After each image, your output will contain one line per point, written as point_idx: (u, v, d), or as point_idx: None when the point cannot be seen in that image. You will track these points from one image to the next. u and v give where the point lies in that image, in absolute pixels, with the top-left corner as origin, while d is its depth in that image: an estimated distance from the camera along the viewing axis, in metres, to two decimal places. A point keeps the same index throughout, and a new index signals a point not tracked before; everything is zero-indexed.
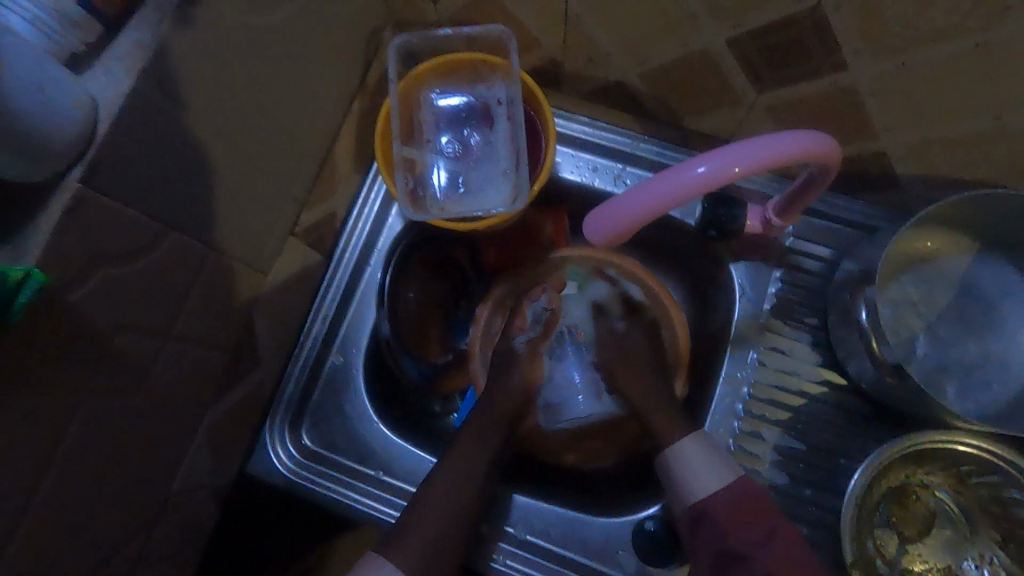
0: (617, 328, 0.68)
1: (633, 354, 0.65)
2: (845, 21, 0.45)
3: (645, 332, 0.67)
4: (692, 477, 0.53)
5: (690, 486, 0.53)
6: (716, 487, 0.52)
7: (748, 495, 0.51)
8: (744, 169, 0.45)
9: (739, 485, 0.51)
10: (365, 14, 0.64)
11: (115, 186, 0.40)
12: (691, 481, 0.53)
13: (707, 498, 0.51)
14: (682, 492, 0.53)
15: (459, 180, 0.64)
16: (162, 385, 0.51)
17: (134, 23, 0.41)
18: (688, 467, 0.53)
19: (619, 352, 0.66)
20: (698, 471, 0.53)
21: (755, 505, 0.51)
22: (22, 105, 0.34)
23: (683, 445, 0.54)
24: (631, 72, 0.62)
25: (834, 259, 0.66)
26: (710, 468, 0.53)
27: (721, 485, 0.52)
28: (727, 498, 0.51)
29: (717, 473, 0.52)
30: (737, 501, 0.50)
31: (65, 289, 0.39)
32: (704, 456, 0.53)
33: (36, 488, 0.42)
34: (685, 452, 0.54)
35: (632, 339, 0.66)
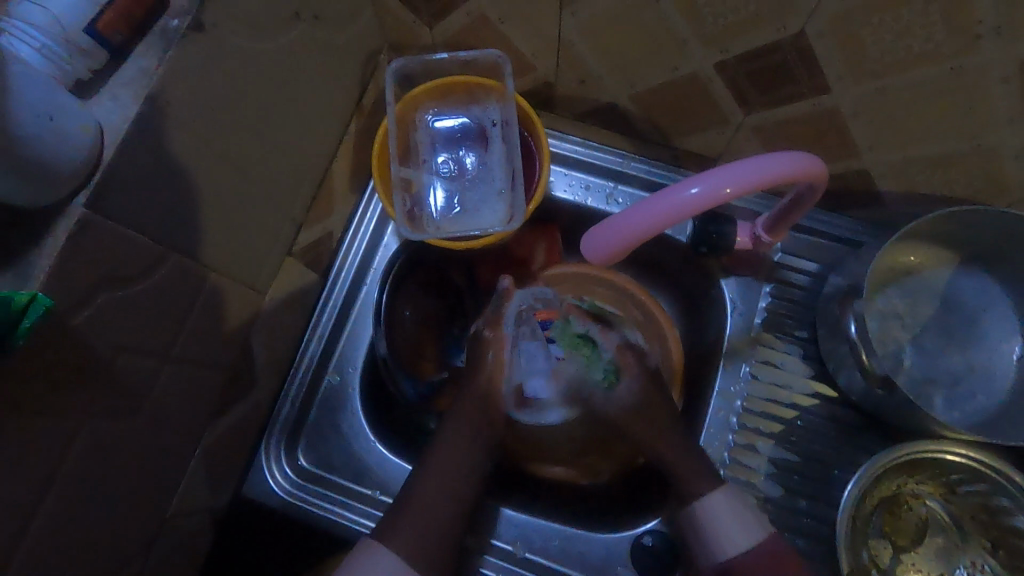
0: (621, 397, 0.62)
1: (646, 407, 0.61)
2: (828, 47, 0.47)
3: (651, 386, 0.62)
4: (722, 533, 0.52)
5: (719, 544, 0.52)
6: (746, 545, 0.51)
7: (776, 556, 0.51)
8: (735, 189, 0.46)
9: (768, 545, 0.51)
10: (362, 38, 0.65)
11: (119, 210, 0.40)
12: (720, 538, 0.52)
13: (738, 558, 0.51)
14: (711, 549, 0.53)
15: (456, 200, 0.65)
16: (159, 406, 0.51)
17: (138, 51, 0.42)
18: (718, 522, 0.53)
19: (629, 407, 0.62)
20: (728, 528, 0.52)
21: (783, 564, 0.51)
22: (30, 131, 0.35)
23: (712, 499, 0.54)
24: (622, 94, 0.64)
25: (822, 273, 0.68)
26: (741, 524, 0.52)
27: (750, 543, 0.51)
28: (757, 558, 0.51)
29: (747, 531, 0.52)
30: (765, 562, 0.50)
31: (68, 311, 0.39)
32: (733, 516, 0.53)
33: (33, 514, 0.41)
34: (714, 506, 0.53)
35: (642, 398, 0.62)
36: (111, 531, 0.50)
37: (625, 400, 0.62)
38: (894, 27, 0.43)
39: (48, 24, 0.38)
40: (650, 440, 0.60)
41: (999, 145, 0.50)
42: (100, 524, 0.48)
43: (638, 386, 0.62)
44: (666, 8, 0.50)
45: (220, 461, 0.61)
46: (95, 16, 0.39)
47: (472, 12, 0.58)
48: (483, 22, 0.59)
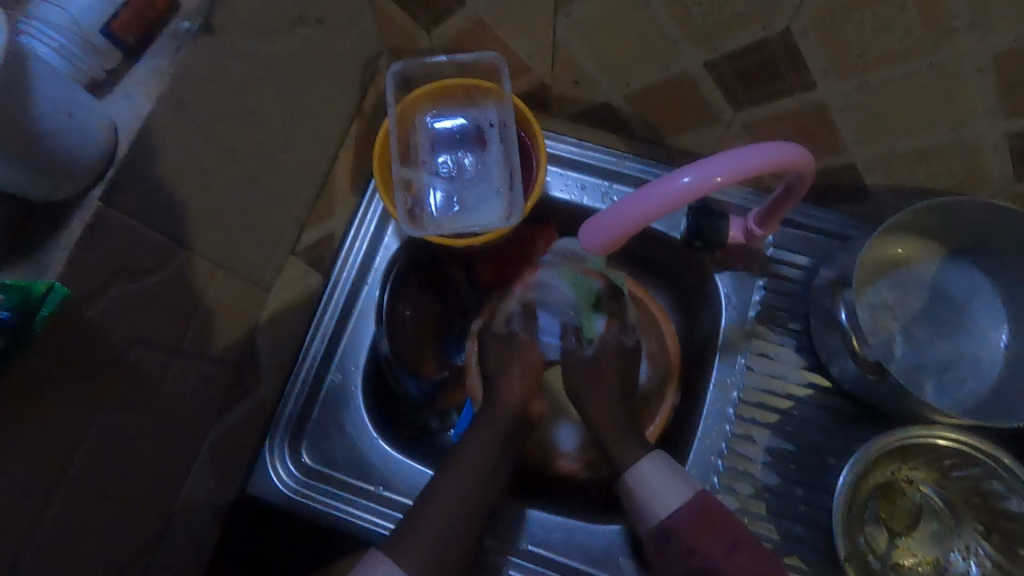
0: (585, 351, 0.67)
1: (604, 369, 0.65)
2: (812, 45, 0.49)
3: (617, 356, 0.66)
4: (654, 497, 0.54)
5: (651, 508, 0.54)
6: (677, 503, 0.53)
7: (705, 512, 0.52)
8: (725, 178, 0.47)
9: (697, 499, 0.53)
10: (363, 43, 0.67)
11: (131, 206, 0.42)
12: (652, 502, 0.54)
13: (670, 517, 0.52)
14: (646, 514, 0.54)
15: (454, 199, 0.66)
16: (168, 400, 0.52)
17: (151, 50, 0.43)
18: (647, 486, 0.54)
19: (588, 363, 0.65)
20: (658, 491, 0.54)
21: (715, 518, 0.52)
22: (51, 126, 0.36)
23: (640, 468, 0.55)
24: (616, 94, 0.66)
25: (812, 267, 0.70)
26: (668, 486, 0.54)
27: (680, 500, 0.53)
28: (687, 517, 0.52)
29: (674, 488, 0.54)
30: (696, 520, 0.52)
31: (83, 303, 0.40)
32: (662, 476, 0.54)
33: (47, 504, 0.42)
34: (642, 472, 0.55)
35: (601, 358, 0.66)
36: (118, 524, 0.50)
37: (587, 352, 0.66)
38: (874, 23, 0.45)
39: (64, 24, 0.40)
40: (602, 405, 0.62)
41: (978, 137, 0.52)
42: (108, 516, 0.49)
43: (606, 349, 0.66)
44: (656, 8, 0.52)
45: (225, 458, 0.62)
46: (110, 18, 0.41)
47: (470, 16, 0.60)
48: (480, 27, 0.61)
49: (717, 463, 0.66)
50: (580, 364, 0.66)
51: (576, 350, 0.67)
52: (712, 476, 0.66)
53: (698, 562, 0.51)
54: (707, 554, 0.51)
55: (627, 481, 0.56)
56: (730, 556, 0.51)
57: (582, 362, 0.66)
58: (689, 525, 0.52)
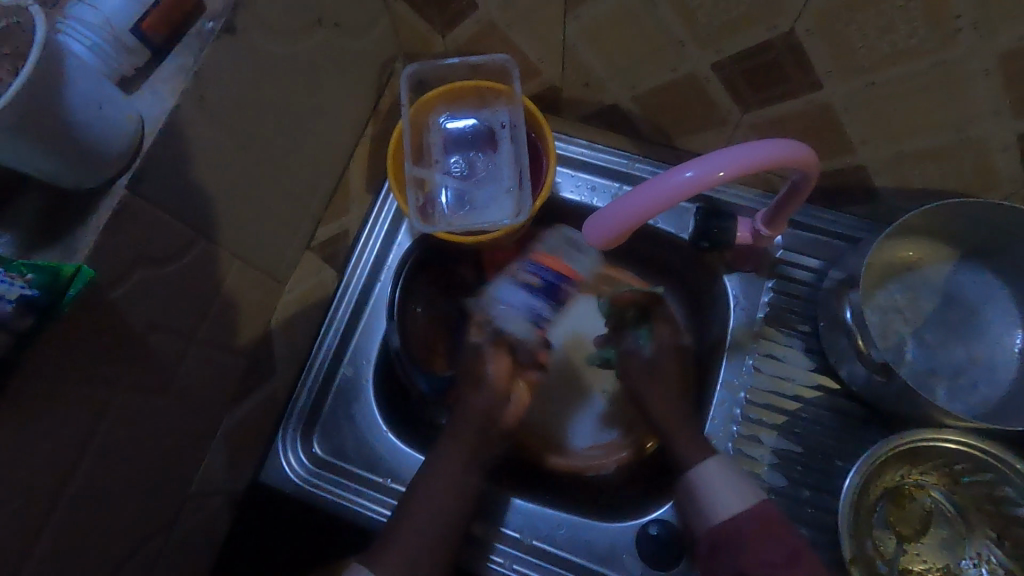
0: (645, 352, 0.66)
1: (665, 370, 0.65)
2: (817, 46, 0.50)
3: (674, 355, 0.66)
4: (715, 499, 0.52)
5: (711, 509, 0.52)
6: (739, 509, 0.51)
7: (768, 518, 0.50)
8: (727, 173, 0.48)
9: (758, 508, 0.51)
10: (379, 46, 0.69)
11: (154, 195, 0.44)
12: (714, 504, 0.52)
13: (729, 521, 0.51)
14: (706, 516, 0.52)
15: (465, 197, 0.68)
16: (185, 384, 0.54)
17: (178, 49, 0.46)
18: (712, 486, 0.53)
19: (650, 367, 0.65)
20: (720, 494, 0.52)
21: (777, 528, 0.50)
22: (84, 117, 0.39)
23: (705, 469, 0.54)
24: (624, 96, 0.67)
25: (823, 269, 0.70)
26: (732, 491, 0.52)
27: (742, 507, 0.51)
28: (750, 522, 0.50)
29: (738, 496, 0.52)
30: (758, 527, 0.50)
31: (108, 286, 0.42)
32: (727, 481, 0.53)
33: (70, 477, 0.45)
34: (708, 472, 0.54)
35: (661, 359, 0.65)
36: (135, 502, 0.52)
37: (646, 355, 0.66)
38: (878, 24, 0.46)
39: (97, 23, 0.42)
40: (658, 400, 0.63)
41: (987, 138, 0.52)
42: (124, 494, 0.51)
43: (666, 351, 0.66)
44: (663, 11, 0.53)
45: (239, 446, 0.64)
46: (140, 18, 0.43)
47: (482, 20, 0.62)
48: (492, 30, 0.63)
49: None
50: (642, 368, 0.65)
51: (637, 352, 0.67)
52: None
53: (754, 567, 0.48)
54: (762, 560, 0.48)
55: (689, 482, 0.55)
56: (789, 567, 0.48)
57: (643, 363, 0.65)
58: (752, 528, 0.50)
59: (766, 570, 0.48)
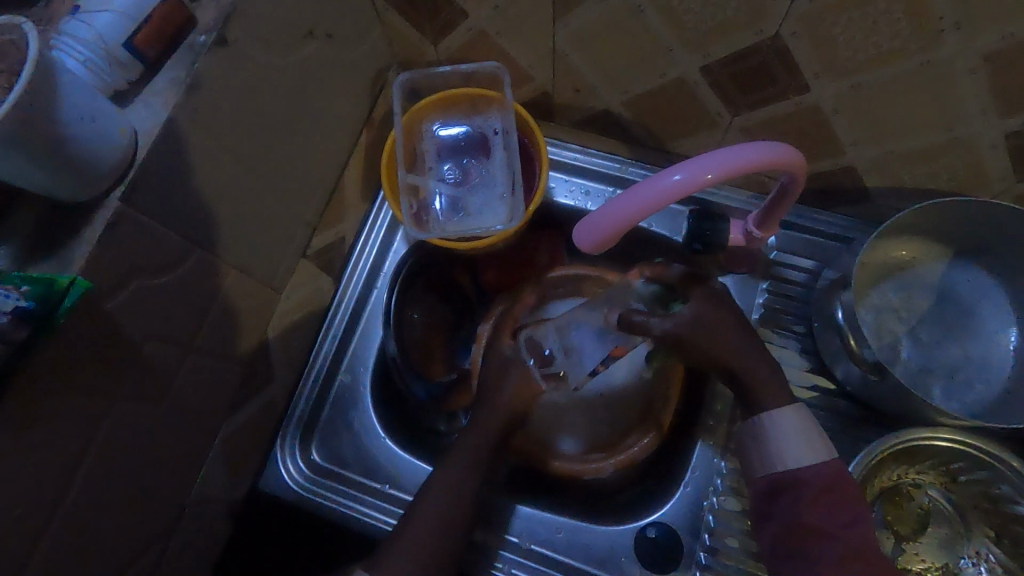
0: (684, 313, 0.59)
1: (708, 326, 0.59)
2: (804, 48, 0.50)
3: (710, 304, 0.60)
4: (786, 449, 0.51)
5: (781, 458, 0.51)
6: (812, 462, 0.50)
7: (838, 477, 0.49)
8: (715, 176, 0.49)
9: (830, 466, 0.49)
10: (373, 55, 0.70)
11: (149, 206, 0.44)
12: (787, 454, 0.51)
13: (797, 472, 0.50)
14: (776, 464, 0.51)
15: (460, 203, 0.68)
16: (183, 392, 0.54)
17: (171, 63, 0.46)
18: (784, 436, 0.52)
19: (694, 324, 0.59)
20: (792, 445, 0.51)
21: (844, 488, 0.49)
22: (78, 131, 0.39)
23: (779, 416, 0.53)
24: (615, 101, 0.67)
25: (817, 270, 0.70)
26: (806, 444, 0.51)
27: (813, 462, 0.50)
28: (818, 477, 0.49)
29: (811, 451, 0.50)
30: (825, 484, 0.48)
31: (105, 296, 0.43)
32: (801, 431, 0.51)
33: (69, 485, 0.45)
34: (783, 420, 0.52)
35: (704, 313, 0.59)
36: (134, 509, 0.53)
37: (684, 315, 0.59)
38: (862, 27, 0.46)
39: (91, 38, 0.43)
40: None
41: (975, 136, 0.52)
42: (123, 502, 0.51)
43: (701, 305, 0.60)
44: (649, 16, 0.53)
45: (237, 454, 0.65)
46: (134, 32, 0.44)
47: (473, 28, 0.63)
48: (483, 38, 0.64)
49: (720, 464, 0.65)
50: (686, 327, 0.59)
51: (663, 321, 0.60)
52: (715, 478, 0.65)
53: (817, 522, 0.47)
54: (826, 517, 0.47)
55: (758, 427, 0.53)
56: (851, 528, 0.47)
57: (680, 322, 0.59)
58: (820, 484, 0.49)
59: (826, 525, 0.47)
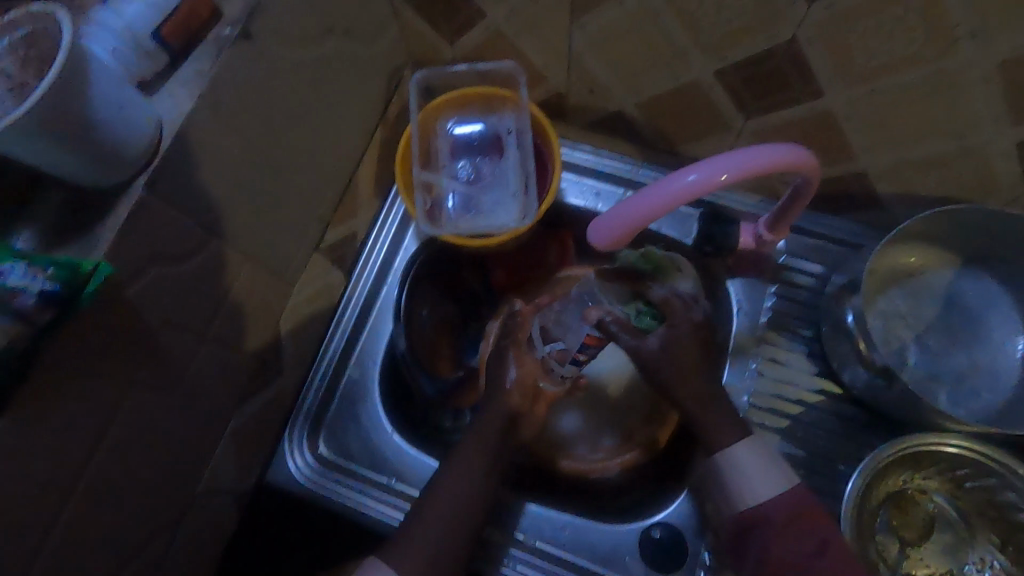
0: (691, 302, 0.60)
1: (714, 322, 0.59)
2: (819, 54, 0.51)
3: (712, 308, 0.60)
4: (746, 486, 0.52)
5: (741, 495, 0.52)
6: (771, 494, 0.51)
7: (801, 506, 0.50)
8: (730, 177, 0.49)
9: (792, 495, 0.51)
10: (389, 53, 0.71)
11: (171, 195, 0.45)
12: (746, 490, 0.52)
13: (762, 509, 0.51)
14: (737, 501, 0.52)
15: (473, 201, 0.69)
16: (196, 381, 0.55)
17: (196, 53, 0.47)
18: (743, 473, 0.52)
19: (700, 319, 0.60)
20: (751, 481, 0.52)
21: (808, 515, 0.50)
22: (106, 117, 0.40)
23: (734, 453, 0.53)
24: (629, 102, 0.68)
25: (825, 274, 0.70)
26: (763, 477, 0.52)
27: (773, 494, 0.51)
28: (783, 509, 0.50)
29: (770, 484, 0.51)
30: (792, 512, 0.50)
31: (126, 282, 0.43)
32: (757, 465, 0.52)
33: (85, 469, 0.45)
34: (738, 456, 0.53)
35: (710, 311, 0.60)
36: (145, 496, 0.53)
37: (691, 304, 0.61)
38: (877, 33, 0.47)
39: (119, 29, 0.44)
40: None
41: (987, 144, 0.53)
42: (135, 488, 0.52)
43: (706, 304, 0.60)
44: (666, 19, 0.54)
45: (245, 445, 0.65)
46: (161, 23, 0.45)
47: (490, 28, 0.63)
48: (499, 37, 0.64)
49: None
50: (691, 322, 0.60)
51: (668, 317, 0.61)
52: None
53: (789, 557, 0.49)
54: (796, 550, 0.49)
55: (716, 466, 0.54)
56: (819, 555, 0.49)
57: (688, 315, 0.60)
58: (789, 513, 0.50)
59: (798, 558, 0.48)
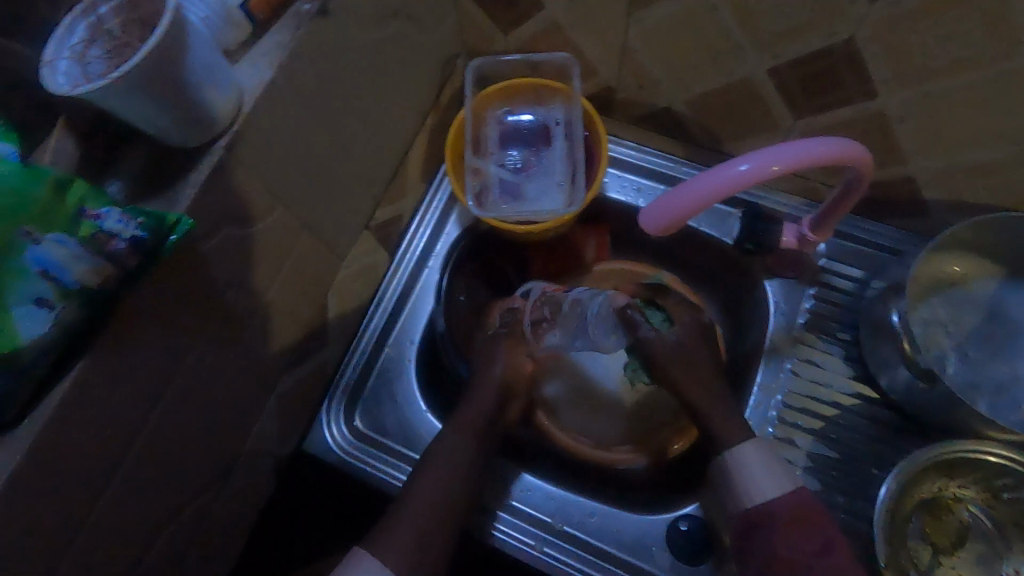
0: (668, 337, 0.65)
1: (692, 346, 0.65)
2: (877, 54, 0.52)
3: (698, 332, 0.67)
4: (752, 481, 0.54)
5: (747, 490, 0.54)
6: (774, 493, 0.52)
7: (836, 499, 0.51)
8: (781, 168, 0.50)
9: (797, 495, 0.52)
10: (445, 41, 0.73)
11: (248, 157, 0.47)
12: (748, 486, 0.54)
13: (767, 504, 0.52)
14: (740, 496, 0.54)
15: (520, 188, 0.70)
16: (250, 342, 0.57)
17: (276, 27, 0.49)
18: (749, 470, 0.54)
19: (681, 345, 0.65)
20: (757, 477, 0.54)
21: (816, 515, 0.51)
22: (200, 80, 0.42)
23: (742, 450, 0.55)
24: (678, 99, 0.69)
25: (865, 279, 0.70)
26: (770, 475, 0.54)
27: (778, 492, 0.52)
28: (787, 506, 0.51)
29: (776, 483, 0.53)
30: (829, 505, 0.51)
31: (202, 237, 0.46)
32: (764, 463, 0.54)
33: (151, 414, 0.48)
34: (745, 455, 0.55)
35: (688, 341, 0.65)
36: (195, 450, 0.55)
37: (671, 337, 0.65)
38: (938, 34, 0.48)
39: None
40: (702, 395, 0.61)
41: None
42: (188, 441, 0.54)
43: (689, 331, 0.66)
44: (725, 15, 0.55)
45: (289, 410, 0.67)
46: None
47: (546, 19, 0.65)
48: (555, 29, 0.66)
49: None
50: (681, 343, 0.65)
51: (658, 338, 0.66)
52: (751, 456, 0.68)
53: (786, 551, 0.49)
54: (794, 545, 0.49)
55: (724, 462, 0.56)
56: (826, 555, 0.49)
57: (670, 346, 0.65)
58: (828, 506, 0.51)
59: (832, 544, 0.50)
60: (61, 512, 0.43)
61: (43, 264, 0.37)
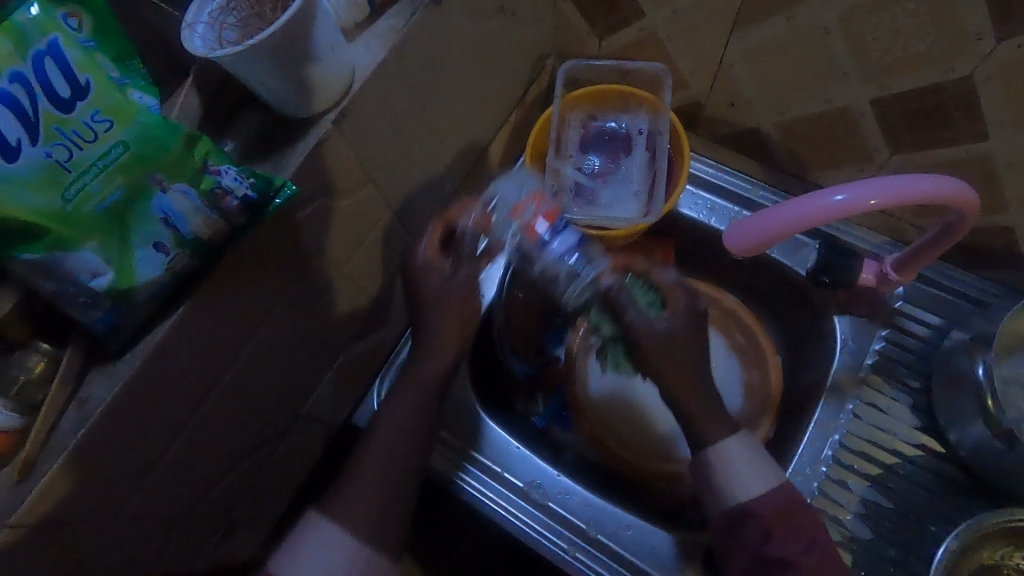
0: (657, 322, 0.51)
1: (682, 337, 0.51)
2: (996, 95, 0.50)
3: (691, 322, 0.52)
4: (735, 478, 0.48)
5: (730, 488, 0.48)
6: (759, 493, 0.47)
7: None
8: (880, 202, 0.49)
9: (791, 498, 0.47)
10: (540, 41, 0.74)
11: (351, 134, 0.50)
12: (731, 484, 0.48)
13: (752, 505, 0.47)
14: (721, 492, 0.48)
15: (595, 193, 0.70)
16: (322, 310, 0.59)
17: (391, 12, 0.51)
18: (732, 467, 0.48)
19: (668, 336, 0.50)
20: (740, 474, 0.48)
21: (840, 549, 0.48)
22: (319, 54, 0.44)
23: (727, 445, 0.48)
24: (768, 120, 0.68)
25: (943, 327, 0.67)
26: (753, 472, 0.48)
27: (762, 491, 0.47)
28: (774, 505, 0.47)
29: (761, 481, 0.47)
30: None
31: (300, 206, 0.48)
32: (748, 459, 0.48)
33: (229, 366, 0.50)
34: (728, 451, 0.48)
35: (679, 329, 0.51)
36: (257, 405, 0.58)
37: (659, 325, 0.51)
38: None
39: None
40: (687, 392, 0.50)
41: None
42: (254, 396, 0.56)
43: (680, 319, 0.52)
44: (835, 40, 0.54)
45: (345, 382, 0.69)
46: None
47: (645, 28, 0.64)
48: (651, 39, 0.65)
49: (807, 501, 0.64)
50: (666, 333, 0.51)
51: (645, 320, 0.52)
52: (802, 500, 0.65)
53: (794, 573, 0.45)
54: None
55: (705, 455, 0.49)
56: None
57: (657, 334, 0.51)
58: None
59: None
60: (142, 442, 0.46)
61: (166, 212, 0.40)
